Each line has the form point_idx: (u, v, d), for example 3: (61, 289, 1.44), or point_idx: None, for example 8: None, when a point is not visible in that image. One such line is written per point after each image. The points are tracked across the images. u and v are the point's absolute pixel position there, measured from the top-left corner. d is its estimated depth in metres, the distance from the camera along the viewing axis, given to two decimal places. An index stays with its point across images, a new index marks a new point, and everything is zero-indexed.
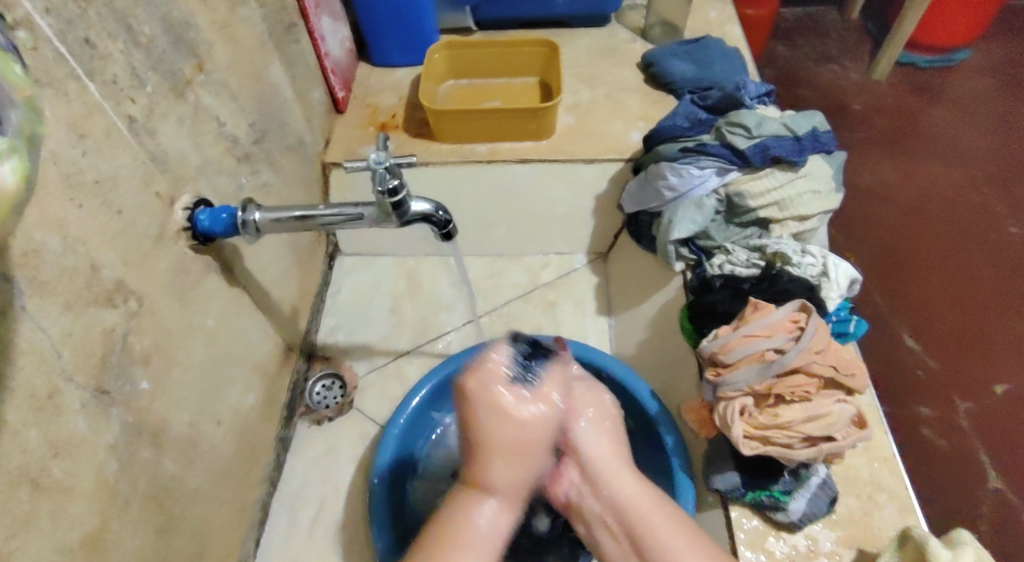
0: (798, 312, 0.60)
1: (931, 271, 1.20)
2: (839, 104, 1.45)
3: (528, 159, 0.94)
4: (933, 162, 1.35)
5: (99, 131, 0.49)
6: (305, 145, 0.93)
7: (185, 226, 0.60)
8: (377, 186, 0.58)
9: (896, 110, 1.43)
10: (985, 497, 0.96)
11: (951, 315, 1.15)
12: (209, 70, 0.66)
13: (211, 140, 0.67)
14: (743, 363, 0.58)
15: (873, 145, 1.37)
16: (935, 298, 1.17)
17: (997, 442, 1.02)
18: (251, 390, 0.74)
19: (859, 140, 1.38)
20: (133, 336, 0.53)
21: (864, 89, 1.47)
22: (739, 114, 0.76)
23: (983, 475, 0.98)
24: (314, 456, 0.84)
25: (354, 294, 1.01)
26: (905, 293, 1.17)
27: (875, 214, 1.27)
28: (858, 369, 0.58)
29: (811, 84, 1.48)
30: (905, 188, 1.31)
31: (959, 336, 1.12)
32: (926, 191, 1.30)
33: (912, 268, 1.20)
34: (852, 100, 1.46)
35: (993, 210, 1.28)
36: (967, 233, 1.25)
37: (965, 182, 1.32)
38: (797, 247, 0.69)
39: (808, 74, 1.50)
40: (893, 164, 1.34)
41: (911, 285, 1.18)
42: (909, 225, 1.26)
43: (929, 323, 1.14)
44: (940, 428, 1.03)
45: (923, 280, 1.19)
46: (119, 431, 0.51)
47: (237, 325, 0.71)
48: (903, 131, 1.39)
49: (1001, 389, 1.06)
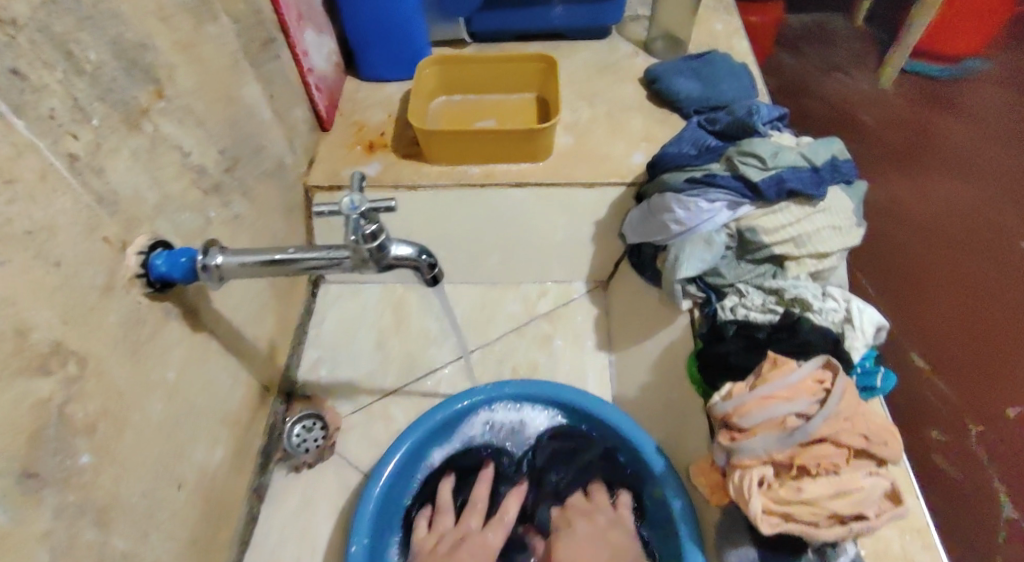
0: (822, 369, 0.53)
1: (940, 294, 1.08)
2: (847, 117, 1.27)
3: (523, 182, 0.88)
4: (944, 175, 1.21)
5: (30, 174, 0.44)
6: (285, 168, 0.87)
7: (140, 272, 0.54)
8: (349, 233, 0.52)
9: (907, 122, 1.27)
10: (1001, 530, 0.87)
11: (966, 339, 1.04)
12: (172, 95, 0.60)
13: (173, 172, 0.60)
14: (762, 429, 0.52)
15: (882, 159, 1.22)
16: (949, 319, 1.05)
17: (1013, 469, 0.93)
18: (219, 443, 0.68)
19: (866, 153, 1.23)
20: (74, 405, 0.47)
21: (874, 100, 1.31)
22: (751, 143, 0.70)
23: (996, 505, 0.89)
24: (291, 508, 0.78)
25: (338, 326, 0.94)
26: (916, 314, 1.05)
27: (889, 232, 1.12)
28: (891, 436, 0.52)
29: (820, 96, 1.30)
30: (916, 203, 1.17)
31: (975, 360, 1.02)
32: (936, 206, 1.18)
33: (923, 287, 1.08)
34: (861, 111, 1.29)
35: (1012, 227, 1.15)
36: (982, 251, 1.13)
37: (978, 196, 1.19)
38: (817, 289, 0.64)
39: (817, 87, 1.31)
40: (902, 181, 1.20)
41: (924, 304, 1.06)
42: (919, 244, 1.13)
43: (942, 348, 1.02)
44: (952, 455, 0.91)
45: (935, 301, 1.07)
46: (54, 514, 0.45)
47: (204, 373, 0.65)
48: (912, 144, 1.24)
49: (1015, 412, 0.98)
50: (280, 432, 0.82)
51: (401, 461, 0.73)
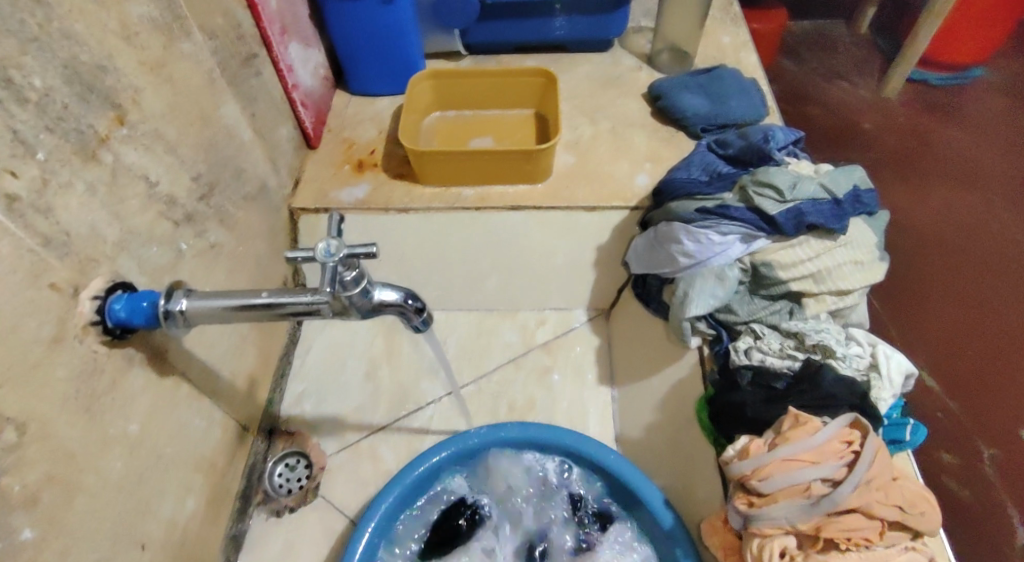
0: (850, 428, 0.48)
1: (943, 309, 1.03)
2: (848, 122, 1.22)
3: (520, 206, 0.84)
4: (943, 185, 1.17)
5: None
6: (269, 190, 0.82)
7: (95, 320, 0.49)
8: (325, 282, 0.48)
9: (907, 129, 1.23)
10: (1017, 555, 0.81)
11: (973, 351, 0.99)
12: (137, 120, 0.55)
13: (138, 204, 0.55)
14: (783, 496, 0.47)
15: (885, 164, 1.17)
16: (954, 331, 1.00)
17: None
18: (192, 493, 0.62)
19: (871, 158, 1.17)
20: (8, 477, 0.42)
21: (874, 105, 1.26)
22: (768, 171, 0.65)
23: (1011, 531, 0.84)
24: (272, 556, 0.73)
25: (325, 355, 0.89)
26: (926, 328, 0.98)
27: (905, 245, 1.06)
28: (929, 505, 0.46)
29: (819, 102, 1.24)
30: (918, 210, 1.12)
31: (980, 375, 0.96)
32: (939, 215, 1.13)
33: (930, 298, 1.02)
34: (861, 117, 1.24)
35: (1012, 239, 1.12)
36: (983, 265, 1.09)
37: (978, 207, 1.15)
38: (840, 333, 0.59)
39: (817, 93, 1.26)
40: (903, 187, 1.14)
41: (928, 315, 1.00)
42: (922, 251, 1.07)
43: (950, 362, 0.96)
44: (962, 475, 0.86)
45: (940, 312, 1.01)
46: None
47: (174, 419, 0.59)
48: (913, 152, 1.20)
49: None
50: (260, 472, 0.77)
51: (389, 509, 0.68)
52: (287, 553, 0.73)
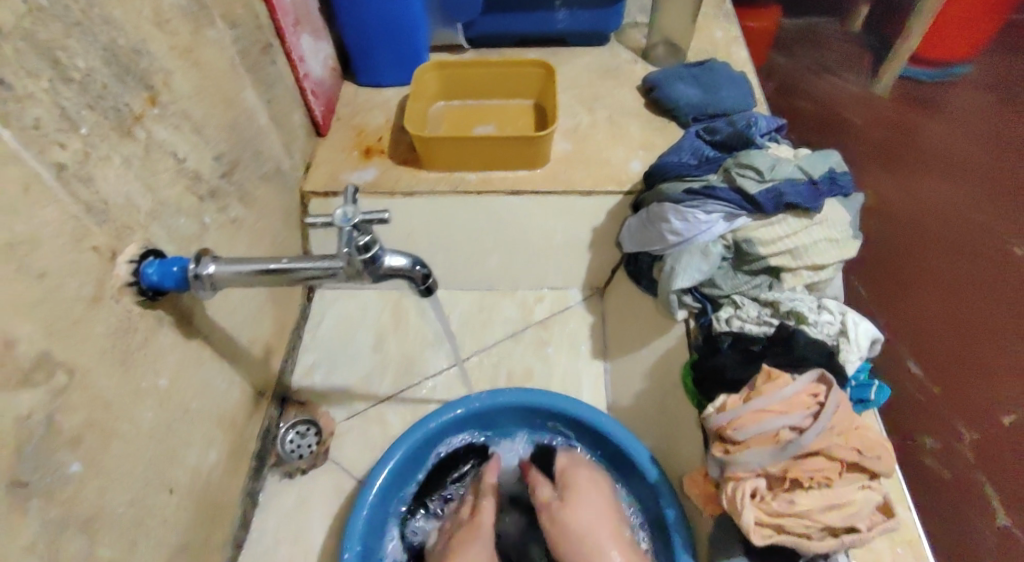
0: (816, 382, 0.53)
1: (933, 302, 1.01)
2: (834, 114, 1.22)
3: (519, 190, 0.89)
4: (923, 175, 1.12)
5: (16, 185, 0.42)
6: (283, 172, 0.87)
7: (130, 281, 0.53)
8: (343, 245, 0.52)
9: (892, 116, 1.18)
10: (989, 534, 0.81)
11: (946, 338, 0.97)
12: (166, 101, 0.59)
13: (168, 178, 0.60)
14: (755, 442, 0.52)
15: (869, 159, 1.15)
16: (932, 319, 0.99)
17: (1001, 477, 0.86)
18: (213, 446, 0.68)
19: (857, 151, 1.15)
20: (59, 417, 0.46)
21: (859, 97, 1.22)
22: (749, 155, 0.70)
23: (989, 512, 0.83)
24: (286, 510, 0.78)
25: (335, 328, 0.95)
26: (903, 308, 0.99)
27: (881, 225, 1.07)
28: (886, 450, 0.52)
29: (808, 94, 1.25)
30: (900, 202, 1.09)
31: (965, 359, 0.94)
32: (920, 204, 1.09)
33: (915, 287, 1.02)
34: (848, 112, 1.21)
35: (988, 226, 1.04)
36: (954, 252, 1.03)
37: (958, 198, 1.08)
38: (813, 302, 0.64)
39: (807, 84, 1.27)
40: (886, 180, 1.12)
41: (907, 303, 1.00)
42: (888, 237, 1.06)
43: (930, 341, 0.97)
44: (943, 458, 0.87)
45: (918, 301, 1.00)
46: (41, 526, 0.44)
47: (199, 375, 0.65)
48: (892, 142, 1.16)
49: (1007, 420, 0.89)
50: (274, 436, 0.82)
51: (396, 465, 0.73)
52: (299, 508, 0.78)
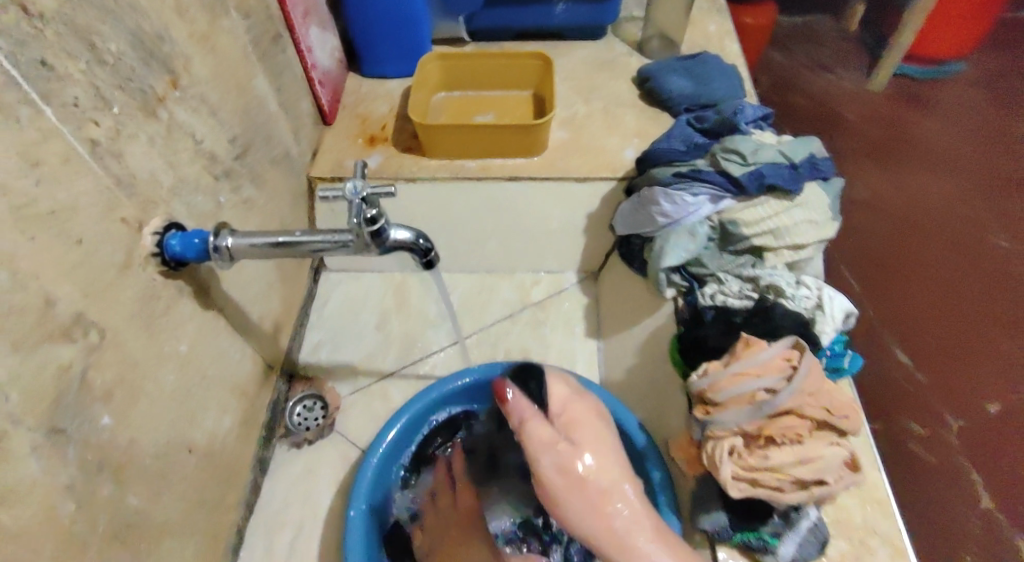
0: (791, 349, 0.58)
1: (918, 292, 1.24)
2: (831, 113, 1.50)
3: (517, 176, 0.92)
4: (924, 172, 1.41)
5: (55, 157, 0.46)
6: (292, 157, 0.91)
7: (154, 252, 0.57)
8: (353, 216, 0.56)
9: (887, 120, 1.49)
10: (974, 519, 0.99)
11: (936, 326, 1.19)
12: (186, 85, 0.63)
13: (187, 157, 0.64)
14: (732, 404, 0.57)
15: (862, 155, 1.42)
16: (919, 305, 1.22)
17: (984, 460, 1.06)
18: (227, 413, 0.71)
19: (851, 149, 1.43)
20: (94, 372, 0.50)
21: (858, 98, 1.54)
22: (735, 140, 0.75)
23: (973, 497, 1.02)
24: (294, 478, 0.82)
25: (340, 308, 0.99)
26: (895, 301, 1.21)
27: (867, 223, 1.31)
28: (852, 410, 0.57)
29: (805, 91, 1.54)
30: (896, 197, 1.36)
31: (946, 348, 1.17)
32: (917, 201, 1.36)
33: (896, 276, 1.25)
34: (846, 109, 1.52)
35: (984, 223, 1.34)
36: (956, 245, 1.31)
37: (954, 194, 1.38)
38: (792, 278, 0.68)
39: (804, 83, 1.56)
40: (885, 175, 1.40)
41: (897, 291, 1.23)
42: (893, 230, 1.31)
43: (920, 337, 1.18)
44: (931, 445, 1.05)
45: (907, 288, 1.23)
46: (75, 470, 0.48)
47: (214, 345, 0.69)
48: (893, 142, 1.45)
49: (993, 409, 1.11)
50: (282, 408, 0.86)
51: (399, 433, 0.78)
52: (306, 476, 0.82)
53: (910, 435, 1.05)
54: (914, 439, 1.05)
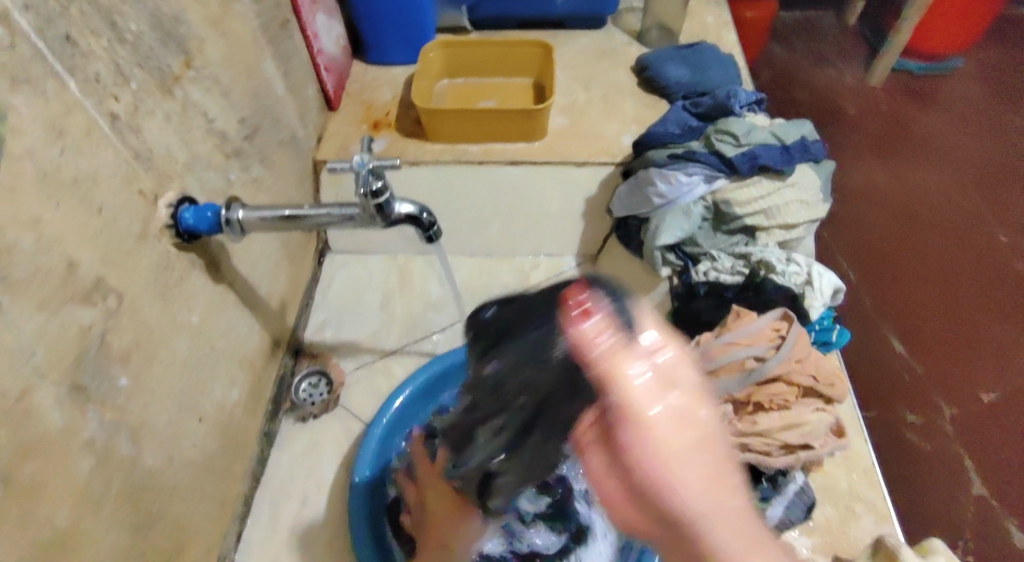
0: (780, 320, 0.61)
1: (916, 283, 1.26)
2: (832, 107, 1.53)
3: (518, 160, 0.95)
4: (924, 165, 1.43)
5: (79, 128, 0.48)
6: (298, 141, 0.93)
7: (169, 224, 0.60)
8: (360, 187, 0.59)
9: (887, 115, 1.51)
10: (968, 503, 1.02)
11: (933, 319, 1.21)
12: (200, 65, 0.66)
13: (201, 135, 0.66)
14: (723, 372, 0.59)
15: (862, 149, 1.45)
16: (917, 298, 1.24)
17: (980, 447, 1.08)
18: (235, 385, 0.73)
19: (851, 144, 1.46)
20: (112, 334, 0.52)
21: (859, 93, 1.56)
22: (728, 122, 0.77)
23: (966, 482, 1.04)
24: (299, 451, 0.84)
25: (344, 289, 1.01)
26: (890, 293, 1.24)
27: (864, 216, 1.34)
28: (837, 379, 0.60)
29: (806, 87, 1.56)
30: (896, 190, 1.38)
31: (943, 338, 1.19)
32: (917, 193, 1.38)
33: (895, 269, 1.27)
34: (847, 103, 1.54)
35: (982, 215, 1.36)
36: (955, 237, 1.32)
37: (955, 186, 1.40)
38: (782, 255, 0.70)
39: (804, 77, 1.58)
40: (885, 168, 1.42)
41: (895, 284, 1.25)
42: (893, 224, 1.34)
43: (915, 327, 1.20)
44: (924, 432, 1.08)
45: (905, 280, 1.26)
46: (95, 428, 0.50)
47: (224, 319, 0.71)
48: (892, 136, 1.47)
49: (987, 396, 1.13)
50: (288, 385, 0.89)
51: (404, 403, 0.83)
52: (312, 449, 0.85)
53: (906, 425, 1.09)
54: (908, 427, 1.09)
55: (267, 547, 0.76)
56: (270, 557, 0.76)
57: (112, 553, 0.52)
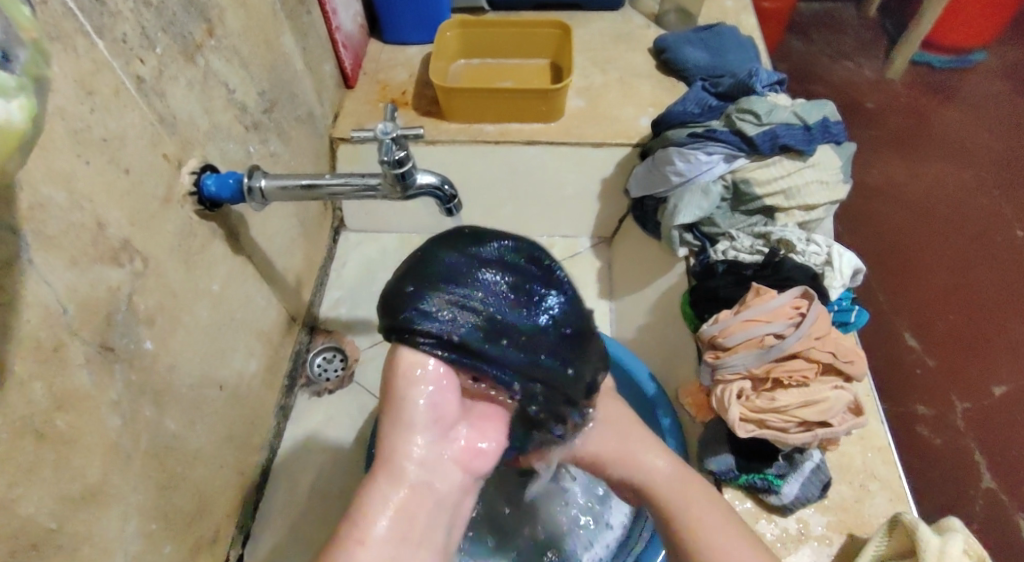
0: (799, 298, 0.64)
1: (932, 278, 1.25)
2: (851, 101, 1.52)
3: (536, 141, 0.94)
4: (943, 161, 1.41)
5: (107, 89, 0.49)
6: (314, 118, 0.92)
7: (191, 191, 0.60)
8: (383, 156, 0.59)
9: (906, 109, 1.50)
10: (977, 496, 1.02)
11: (949, 314, 1.20)
12: (221, 35, 0.65)
13: (221, 105, 0.66)
14: (742, 347, 0.63)
15: (881, 143, 1.43)
16: (934, 294, 1.23)
17: (992, 441, 1.07)
18: (254, 356, 0.74)
19: (869, 137, 1.44)
20: (138, 296, 0.52)
21: (878, 87, 1.54)
22: (750, 101, 0.77)
23: (977, 474, 1.04)
24: (315, 425, 0.85)
25: (359, 268, 1.01)
26: (905, 288, 1.23)
27: (881, 211, 1.32)
28: (855, 356, 0.63)
29: (824, 80, 1.54)
30: (913, 185, 1.37)
31: (959, 334, 1.18)
32: (935, 189, 1.37)
33: (911, 264, 1.26)
34: (865, 97, 1.52)
35: (1002, 212, 1.34)
36: (973, 234, 1.31)
37: (973, 183, 1.38)
38: (802, 234, 0.73)
39: (823, 72, 1.56)
40: (902, 164, 1.40)
41: (912, 280, 1.24)
42: (911, 218, 1.32)
43: (931, 323, 1.19)
44: (936, 425, 1.08)
45: (922, 276, 1.25)
46: (122, 387, 0.51)
47: (243, 290, 0.71)
48: (912, 131, 1.46)
49: (1000, 390, 1.12)
50: (303, 359, 0.89)
51: None
52: (328, 423, 0.85)
53: (918, 417, 1.08)
54: (918, 420, 1.08)
55: (287, 515, 0.78)
56: (287, 526, 0.77)
57: (136, 510, 0.53)
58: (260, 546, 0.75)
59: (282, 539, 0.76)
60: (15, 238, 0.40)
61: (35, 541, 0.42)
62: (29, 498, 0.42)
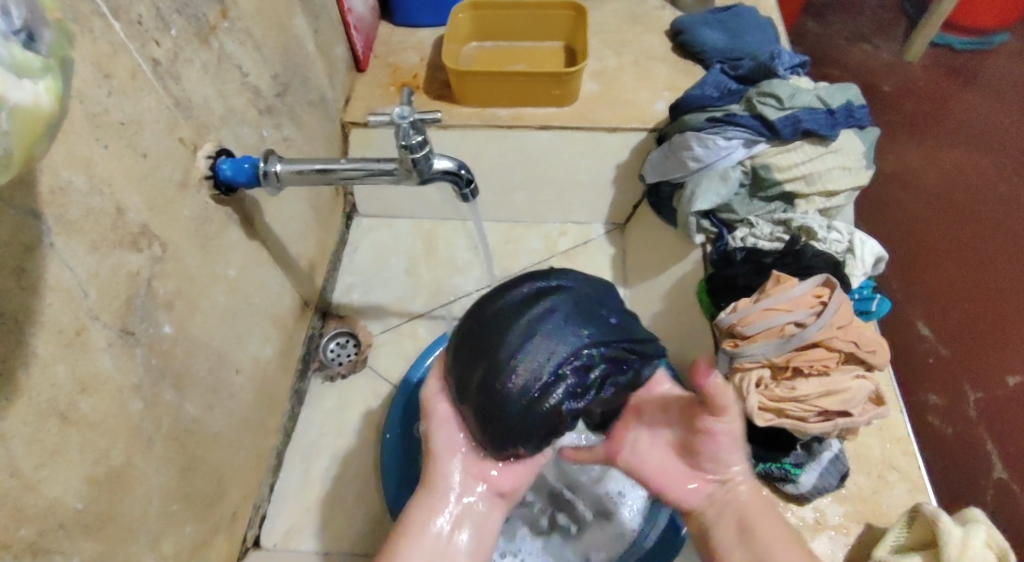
0: (821, 286, 0.64)
1: (946, 267, 1.23)
2: (868, 84, 1.49)
3: (550, 125, 0.92)
4: (959, 147, 1.39)
5: (124, 72, 0.48)
6: (326, 102, 0.91)
7: (207, 175, 0.59)
8: (400, 140, 0.58)
9: (924, 94, 1.47)
10: (988, 486, 1.01)
11: (965, 305, 1.19)
12: (234, 18, 0.65)
13: (234, 89, 0.65)
14: (762, 337, 0.63)
15: (897, 129, 1.40)
16: (950, 284, 1.21)
17: (1003, 433, 1.07)
18: (269, 341, 0.74)
19: (885, 122, 1.41)
20: (157, 281, 0.52)
21: (895, 70, 1.52)
22: (771, 84, 0.76)
23: (989, 465, 1.03)
24: (328, 409, 0.85)
25: (371, 254, 1.01)
26: (919, 278, 1.21)
27: (898, 198, 1.30)
28: (877, 346, 0.63)
29: (840, 63, 1.51)
30: (930, 172, 1.34)
31: (973, 325, 1.17)
32: (951, 176, 1.34)
33: (926, 253, 1.24)
34: (881, 81, 1.50)
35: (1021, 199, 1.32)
36: (989, 223, 1.29)
37: (992, 169, 1.36)
38: (824, 221, 0.72)
39: (839, 54, 1.53)
40: (918, 150, 1.38)
41: (927, 271, 1.22)
42: (927, 206, 1.30)
43: (943, 313, 1.17)
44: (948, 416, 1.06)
45: (937, 266, 1.23)
46: (143, 371, 0.51)
47: (258, 276, 0.71)
48: (929, 115, 1.43)
49: (1013, 381, 1.11)
50: (316, 345, 0.89)
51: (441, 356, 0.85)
52: (341, 408, 0.85)
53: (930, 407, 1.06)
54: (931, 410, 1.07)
55: (302, 499, 0.78)
56: (304, 509, 0.77)
57: (157, 492, 0.54)
58: (276, 529, 0.75)
59: (298, 521, 0.76)
60: (37, 224, 0.40)
61: (62, 521, 0.43)
62: (56, 479, 0.42)
